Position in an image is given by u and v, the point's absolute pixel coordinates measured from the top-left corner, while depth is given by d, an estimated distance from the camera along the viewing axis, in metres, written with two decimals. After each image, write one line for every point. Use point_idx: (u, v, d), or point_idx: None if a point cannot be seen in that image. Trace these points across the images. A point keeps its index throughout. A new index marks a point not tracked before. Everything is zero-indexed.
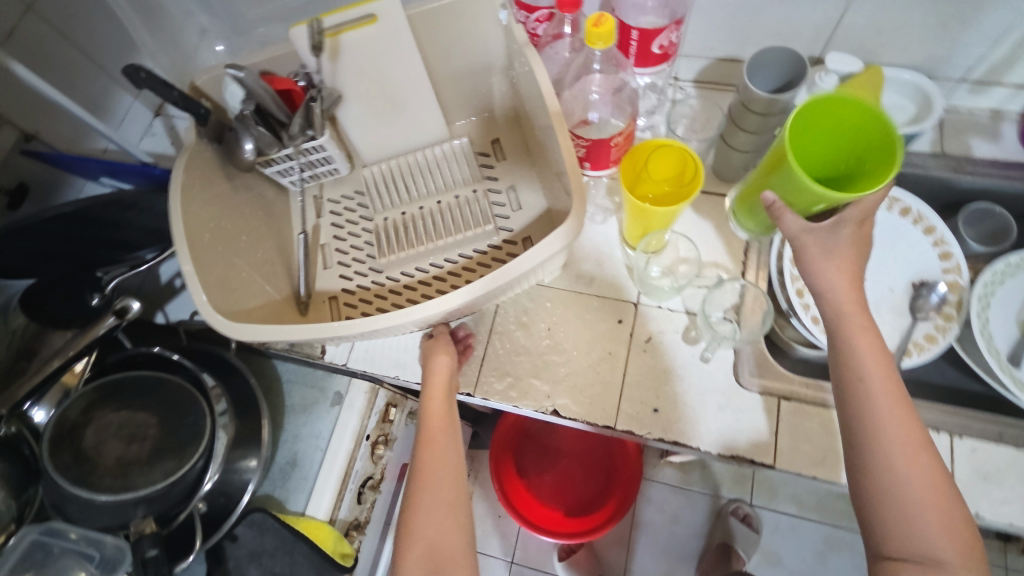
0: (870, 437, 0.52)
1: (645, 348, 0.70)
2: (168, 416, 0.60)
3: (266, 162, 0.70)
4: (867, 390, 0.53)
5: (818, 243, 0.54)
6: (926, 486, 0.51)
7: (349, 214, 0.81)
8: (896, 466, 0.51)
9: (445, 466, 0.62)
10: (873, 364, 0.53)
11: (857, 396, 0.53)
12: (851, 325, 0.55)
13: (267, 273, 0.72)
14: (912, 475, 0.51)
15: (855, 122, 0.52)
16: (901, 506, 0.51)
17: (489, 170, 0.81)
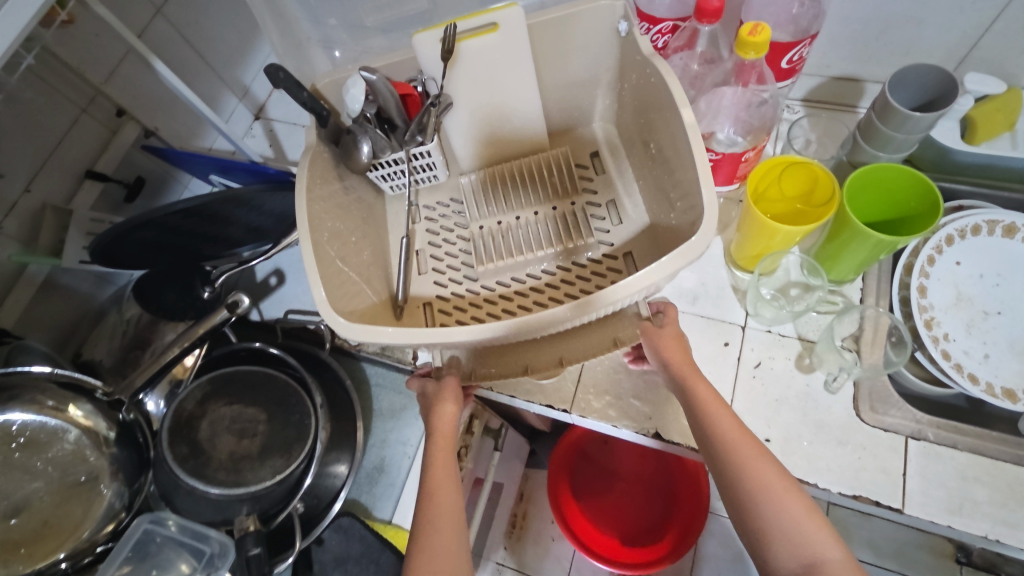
0: (732, 454, 0.52)
1: (754, 375, 0.67)
2: (276, 412, 0.59)
3: (376, 165, 0.71)
4: (692, 398, 0.56)
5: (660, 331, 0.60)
6: (791, 505, 0.49)
7: (444, 220, 0.81)
8: (748, 480, 0.51)
9: (450, 521, 0.53)
10: (686, 384, 0.57)
11: (699, 418, 0.55)
12: (671, 362, 0.58)
13: (369, 277, 0.71)
14: (771, 489, 0.50)
15: (881, 184, 0.58)
16: (759, 495, 0.50)
17: (588, 182, 0.79)
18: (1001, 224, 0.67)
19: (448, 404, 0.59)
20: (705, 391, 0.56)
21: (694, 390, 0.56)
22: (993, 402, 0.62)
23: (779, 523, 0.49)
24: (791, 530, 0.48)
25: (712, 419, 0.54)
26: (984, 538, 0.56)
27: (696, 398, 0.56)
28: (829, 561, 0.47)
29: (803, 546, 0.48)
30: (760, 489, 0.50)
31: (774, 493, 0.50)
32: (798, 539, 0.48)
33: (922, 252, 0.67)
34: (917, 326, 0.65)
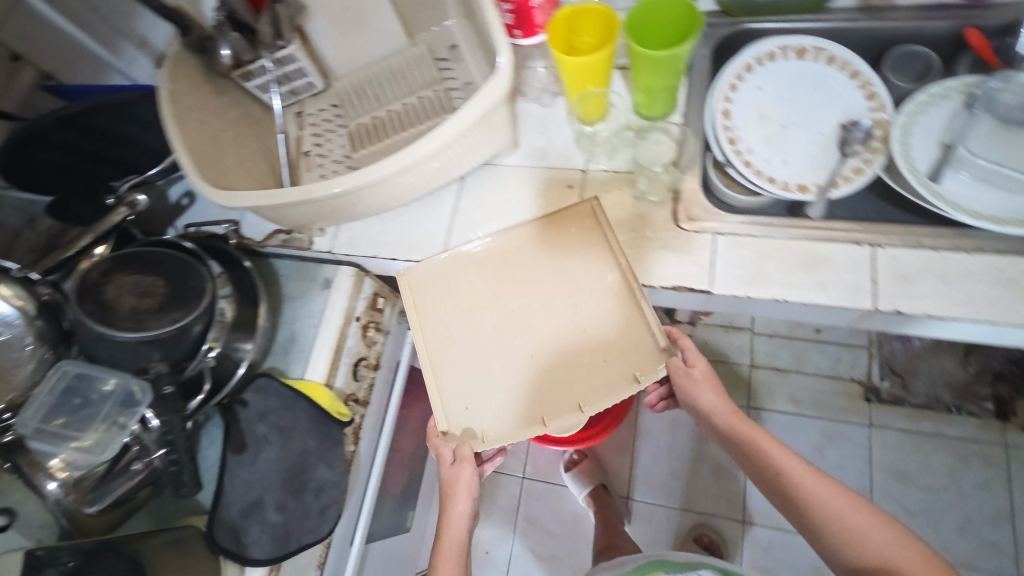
0: (792, 478, 0.66)
1: (593, 207, 0.77)
2: (175, 278, 0.69)
3: (248, 74, 0.81)
4: (745, 441, 0.70)
5: (688, 382, 0.71)
6: (862, 518, 0.63)
7: (326, 123, 0.90)
8: (817, 501, 0.65)
9: None
10: (745, 426, 0.70)
11: (760, 453, 0.68)
12: (717, 410, 0.71)
13: (256, 173, 0.81)
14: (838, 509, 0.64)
15: (647, 16, 0.67)
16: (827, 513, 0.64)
17: (450, 71, 0.89)
18: (792, 49, 0.77)
19: (461, 491, 0.69)
20: (754, 432, 0.69)
21: (745, 430, 0.70)
22: (788, 196, 0.73)
23: (852, 536, 0.62)
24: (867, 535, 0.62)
25: (768, 455, 0.68)
26: (774, 301, 0.68)
27: (751, 439, 0.69)
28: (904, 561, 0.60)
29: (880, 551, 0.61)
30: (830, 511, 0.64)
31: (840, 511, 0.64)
32: (836, 525, 0.63)
33: (724, 81, 0.77)
34: (720, 144, 0.75)
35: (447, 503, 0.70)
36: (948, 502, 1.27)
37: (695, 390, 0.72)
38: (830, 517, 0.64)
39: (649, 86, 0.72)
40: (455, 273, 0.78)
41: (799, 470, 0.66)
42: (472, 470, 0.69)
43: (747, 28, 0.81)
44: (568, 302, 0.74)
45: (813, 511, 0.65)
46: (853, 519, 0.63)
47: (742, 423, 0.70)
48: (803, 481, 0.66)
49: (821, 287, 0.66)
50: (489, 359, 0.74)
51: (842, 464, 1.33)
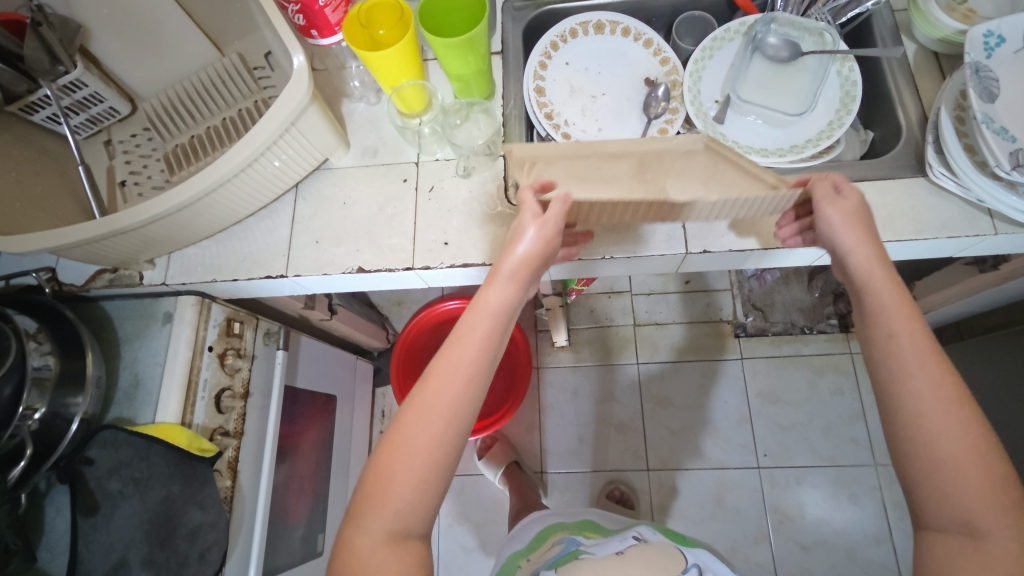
0: (897, 359, 0.50)
1: (430, 197, 0.78)
2: None
3: (32, 107, 0.75)
4: (868, 277, 0.54)
5: (836, 207, 0.56)
6: (964, 439, 0.47)
7: (140, 149, 0.84)
8: (909, 385, 0.49)
9: (442, 404, 0.51)
10: (864, 260, 0.54)
11: (863, 286, 0.54)
12: (848, 243, 0.55)
13: (59, 213, 0.75)
14: (945, 412, 0.47)
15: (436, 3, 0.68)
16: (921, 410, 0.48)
17: (268, 80, 0.86)
18: (591, 25, 0.82)
19: (495, 284, 0.55)
20: (883, 278, 0.53)
21: (869, 266, 0.54)
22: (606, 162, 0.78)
23: (942, 453, 0.47)
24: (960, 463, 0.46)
25: (875, 326, 0.52)
26: (603, 259, 0.73)
27: (873, 288, 0.53)
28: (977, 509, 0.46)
29: (970, 510, 0.46)
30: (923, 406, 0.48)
31: (940, 416, 0.47)
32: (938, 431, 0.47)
33: (535, 60, 0.80)
34: (539, 120, 0.78)
35: (474, 308, 0.55)
36: (814, 412, 1.43)
37: (844, 228, 0.55)
38: (930, 422, 0.47)
39: (460, 74, 0.74)
40: (589, 156, 0.61)
41: (905, 334, 0.50)
42: (557, 227, 0.56)
43: (550, 9, 0.85)
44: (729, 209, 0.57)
45: (900, 410, 0.49)
46: (955, 439, 0.47)
47: (846, 254, 0.55)
48: (917, 375, 0.49)
49: (641, 241, 0.72)
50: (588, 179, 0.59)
51: (725, 400, 1.46)
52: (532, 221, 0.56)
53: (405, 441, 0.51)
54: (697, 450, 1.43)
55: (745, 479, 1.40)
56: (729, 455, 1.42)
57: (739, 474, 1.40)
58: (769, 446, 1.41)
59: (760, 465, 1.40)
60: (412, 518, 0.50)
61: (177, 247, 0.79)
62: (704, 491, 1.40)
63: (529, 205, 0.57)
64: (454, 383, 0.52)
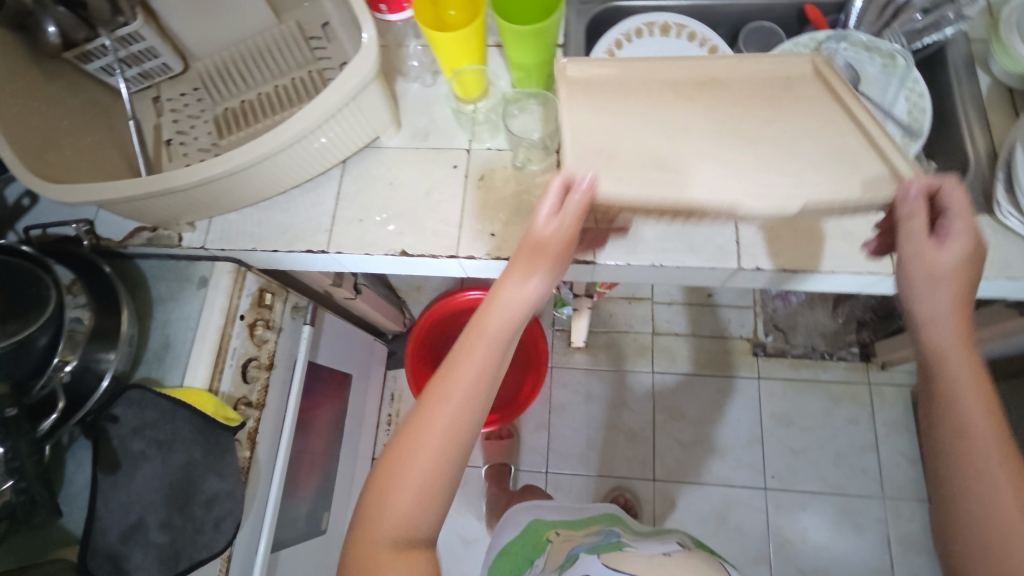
0: (952, 421, 0.47)
1: (478, 186, 0.77)
2: (10, 289, 0.61)
3: (86, 56, 0.74)
4: (942, 320, 0.48)
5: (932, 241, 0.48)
6: (1018, 510, 0.44)
7: (188, 109, 0.83)
8: (967, 455, 0.46)
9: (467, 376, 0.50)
10: (952, 294, 0.48)
11: (926, 338, 0.49)
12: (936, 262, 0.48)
13: (104, 167, 0.74)
14: (986, 476, 0.45)
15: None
16: (974, 481, 0.45)
17: (323, 51, 0.85)
18: (657, 26, 0.81)
19: (523, 275, 0.51)
20: (958, 332, 0.48)
21: (955, 306, 0.48)
22: None
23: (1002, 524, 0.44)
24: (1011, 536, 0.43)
25: (944, 378, 0.48)
26: (652, 266, 0.71)
27: (933, 332, 0.49)
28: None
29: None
30: (974, 462, 0.45)
31: (976, 477, 0.45)
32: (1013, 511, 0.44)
33: (598, 56, 0.79)
34: None
35: (527, 269, 0.51)
36: (827, 439, 1.42)
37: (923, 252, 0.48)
38: (997, 506, 0.44)
39: (524, 64, 0.73)
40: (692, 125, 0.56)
41: (972, 400, 0.47)
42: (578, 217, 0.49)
43: (615, 6, 0.83)
44: (824, 155, 0.52)
45: (943, 473, 0.47)
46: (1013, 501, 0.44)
47: (924, 296, 0.49)
48: (988, 455, 0.45)
49: (692, 251, 0.71)
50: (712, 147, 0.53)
51: (739, 418, 1.45)
52: (559, 205, 0.50)
53: (422, 432, 0.50)
54: (705, 466, 1.42)
55: (752, 500, 1.39)
56: (737, 474, 1.41)
57: (746, 494, 1.39)
58: (779, 468, 1.40)
59: (768, 487, 1.39)
60: (429, 505, 0.49)
61: (220, 212, 0.78)
62: (708, 507, 1.39)
63: (559, 189, 0.49)
64: (470, 387, 0.50)
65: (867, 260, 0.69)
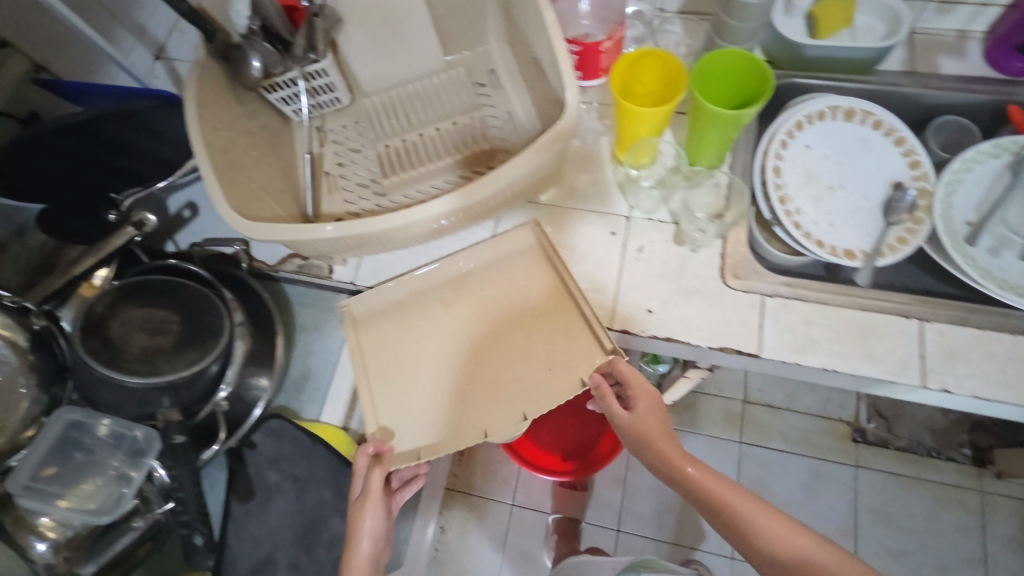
0: (721, 502, 0.62)
1: (637, 256, 0.74)
2: (190, 315, 0.63)
3: (272, 86, 0.75)
4: (642, 429, 0.66)
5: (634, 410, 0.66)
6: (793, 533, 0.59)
7: (350, 143, 0.84)
8: (731, 502, 0.61)
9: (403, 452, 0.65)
10: (648, 414, 0.67)
11: (652, 446, 0.65)
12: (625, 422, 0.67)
13: (276, 194, 0.75)
14: (767, 529, 0.60)
15: (717, 69, 0.64)
16: (732, 522, 0.61)
17: (486, 98, 0.85)
18: (842, 110, 0.76)
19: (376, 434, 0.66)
20: (672, 447, 0.64)
21: (649, 427, 0.66)
22: (836, 262, 0.72)
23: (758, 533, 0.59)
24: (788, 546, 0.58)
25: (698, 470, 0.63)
26: (823, 370, 0.67)
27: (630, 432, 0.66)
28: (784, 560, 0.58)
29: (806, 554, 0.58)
30: (734, 508, 0.61)
31: (761, 529, 0.60)
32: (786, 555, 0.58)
33: (777, 137, 0.75)
34: (771, 203, 0.74)
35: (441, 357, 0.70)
36: (926, 544, 1.32)
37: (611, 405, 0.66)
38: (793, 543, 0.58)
39: (701, 140, 0.71)
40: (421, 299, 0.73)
41: (712, 489, 0.62)
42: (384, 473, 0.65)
43: (796, 82, 0.79)
44: (539, 371, 0.66)
45: (758, 539, 0.60)
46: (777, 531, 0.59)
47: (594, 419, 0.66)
48: (752, 525, 0.60)
49: (870, 359, 0.66)
50: (427, 311, 0.72)
51: (829, 506, 1.36)
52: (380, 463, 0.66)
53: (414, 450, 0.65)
54: None
55: None
56: None
57: None
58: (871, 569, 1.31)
59: None
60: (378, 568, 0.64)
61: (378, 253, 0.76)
62: None
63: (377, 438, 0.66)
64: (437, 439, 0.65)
65: None
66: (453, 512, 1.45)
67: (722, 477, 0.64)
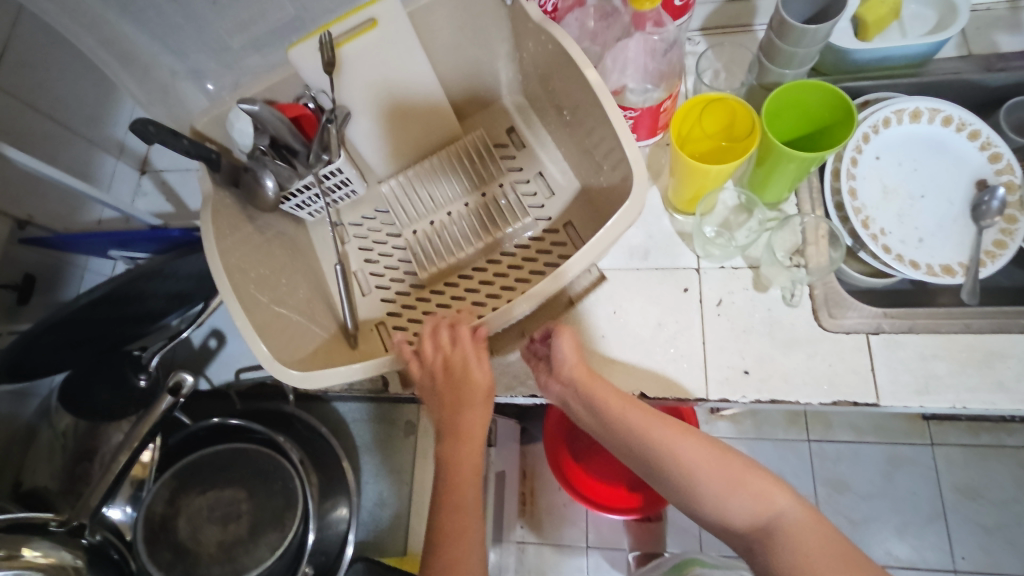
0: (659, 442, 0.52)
1: (718, 312, 0.68)
2: (255, 487, 0.64)
3: (286, 197, 0.67)
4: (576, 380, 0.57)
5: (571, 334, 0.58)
6: (726, 468, 0.50)
7: (374, 234, 0.77)
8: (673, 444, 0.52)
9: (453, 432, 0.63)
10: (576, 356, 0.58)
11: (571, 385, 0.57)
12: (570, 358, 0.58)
13: (311, 313, 0.68)
14: (700, 456, 0.51)
15: (788, 100, 0.58)
16: (678, 464, 0.51)
17: (511, 160, 0.77)
18: (906, 112, 0.70)
19: None
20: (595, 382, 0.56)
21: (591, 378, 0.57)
22: (935, 281, 0.66)
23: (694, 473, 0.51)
24: (718, 476, 0.50)
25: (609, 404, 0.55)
26: (951, 408, 0.61)
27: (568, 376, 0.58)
28: (766, 503, 0.49)
29: (732, 487, 0.50)
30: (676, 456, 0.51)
31: (696, 458, 0.51)
32: (718, 483, 0.50)
33: (845, 156, 0.69)
34: (854, 227, 0.67)
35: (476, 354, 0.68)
36: (1020, 513, 1.27)
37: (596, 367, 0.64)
38: (728, 478, 0.50)
39: (766, 177, 0.65)
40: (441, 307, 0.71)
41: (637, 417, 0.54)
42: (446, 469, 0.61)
43: (846, 87, 0.73)
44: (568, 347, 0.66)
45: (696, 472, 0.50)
46: (710, 462, 0.51)
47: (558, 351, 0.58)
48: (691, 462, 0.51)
49: (1003, 389, 0.61)
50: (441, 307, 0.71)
51: (913, 491, 1.31)
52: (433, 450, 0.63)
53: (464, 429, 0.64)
54: (882, 547, 1.29)
55: None
56: (921, 555, 1.27)
57: None
58: (968, 548, 1.26)
59: (958, 569, 1.25)
60: None
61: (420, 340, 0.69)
62: None
63: None
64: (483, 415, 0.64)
65: None
66: (526, 565, 1.39)
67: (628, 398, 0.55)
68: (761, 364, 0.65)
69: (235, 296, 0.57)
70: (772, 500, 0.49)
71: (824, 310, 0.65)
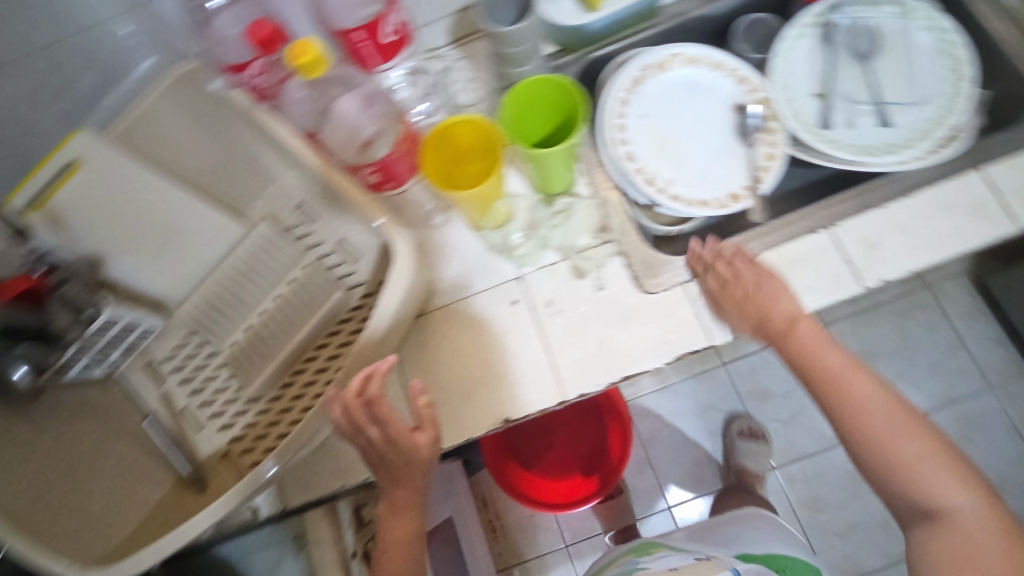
0: (845, 405, 0.60)
1: (550, 312, 0.68)
2: None
3: (60, 373, 0.60)
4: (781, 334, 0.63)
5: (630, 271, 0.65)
6: (889, 415, 0.59)
7: (193, 361, 0.71)
8: (850, 390, 0.61)
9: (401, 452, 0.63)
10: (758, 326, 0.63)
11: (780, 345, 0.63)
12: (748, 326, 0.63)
13: (138, 476, 0.63)
14: (865, 413, 0.60)
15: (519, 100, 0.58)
16: (862, 424, 0.60)
17: (309, 236, 0.73)
18: (652, 65, 0.73)
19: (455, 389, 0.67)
20: (792, 327, 0.63)
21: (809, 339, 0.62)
22: (728, 212, 0.69)
23: (874, 441, 0.59)
24: (898, 444, 0.58)
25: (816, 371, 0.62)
26: None
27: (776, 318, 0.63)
28: (956, 506, 0.56)
29: (899, 463, 0.58)
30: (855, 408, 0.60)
31: (875, 427, 0.59)
32: (885, 458, 0.59)
33: (611, 124, 0.71)
34: (640, 189, 0.69)
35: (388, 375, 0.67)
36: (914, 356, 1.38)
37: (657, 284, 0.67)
38: (879, 431, 0.59)
39: (546, 171, 0.65)
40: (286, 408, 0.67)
41: (847, 388, 0.61)
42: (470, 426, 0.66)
43: (594, 58, 0.76)
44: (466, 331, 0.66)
45: (858, 422, 0.60)
46: (882, 415, 0.59)
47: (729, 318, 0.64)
48: (864, 422, 0.59)
49: (810, 290, 0.64)
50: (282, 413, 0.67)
51: None
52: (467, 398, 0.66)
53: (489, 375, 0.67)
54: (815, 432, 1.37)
55: None
56: None
57: None
58: None
59: None
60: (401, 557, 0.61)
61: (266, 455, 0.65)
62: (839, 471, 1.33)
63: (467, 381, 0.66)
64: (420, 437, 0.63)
65: (985, 227, 0.63)
66: None
67: (825, 345, 0.62)
68: (604, 347, 0.66)
69: (12, 523, 0.52)
70: (904, 448, 0.58)
71: (642, 273, 0.67)
